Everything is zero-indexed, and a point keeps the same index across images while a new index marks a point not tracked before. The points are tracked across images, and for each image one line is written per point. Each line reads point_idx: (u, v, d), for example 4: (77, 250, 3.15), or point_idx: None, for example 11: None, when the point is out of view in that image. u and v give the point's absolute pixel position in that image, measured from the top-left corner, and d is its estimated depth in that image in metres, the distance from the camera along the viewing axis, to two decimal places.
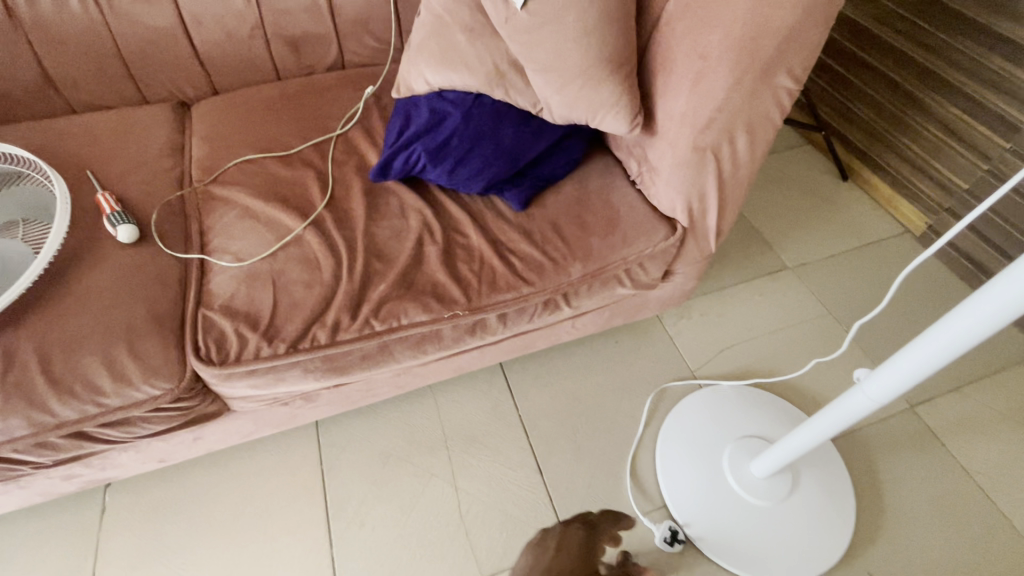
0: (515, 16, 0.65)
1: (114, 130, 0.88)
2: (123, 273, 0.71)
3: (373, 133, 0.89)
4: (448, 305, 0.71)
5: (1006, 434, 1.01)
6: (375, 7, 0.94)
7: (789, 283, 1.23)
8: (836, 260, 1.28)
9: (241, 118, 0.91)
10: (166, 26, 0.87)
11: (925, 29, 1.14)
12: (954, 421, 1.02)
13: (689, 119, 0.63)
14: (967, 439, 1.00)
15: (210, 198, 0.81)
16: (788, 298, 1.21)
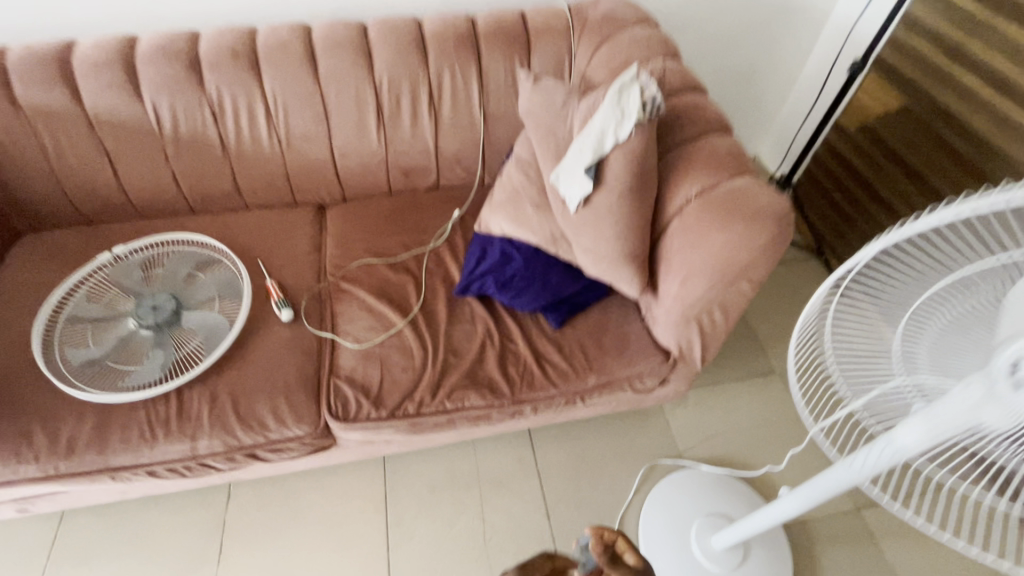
0: (568, 212, 0.94)
1: (276, 226, 1.23)
2: (284, 345, 1.05)
3: (456, 250, 1.20)
4: (498, 396, 1.01)
5: (933, 544, 1.22)
6: (468, 151, 1.26)
7: (775, 386, 1.48)
8: None
9: (363, 225, 1.24)
10: (321, 157, 1.21)
11: (916, 198, 1.36)
12: (892, 526, 1.25)
13: (680, 299, 0.91)
14: (899, 543, 1.22)
15: (339, 290, 1.14)
16: (772, 399, 1.45)
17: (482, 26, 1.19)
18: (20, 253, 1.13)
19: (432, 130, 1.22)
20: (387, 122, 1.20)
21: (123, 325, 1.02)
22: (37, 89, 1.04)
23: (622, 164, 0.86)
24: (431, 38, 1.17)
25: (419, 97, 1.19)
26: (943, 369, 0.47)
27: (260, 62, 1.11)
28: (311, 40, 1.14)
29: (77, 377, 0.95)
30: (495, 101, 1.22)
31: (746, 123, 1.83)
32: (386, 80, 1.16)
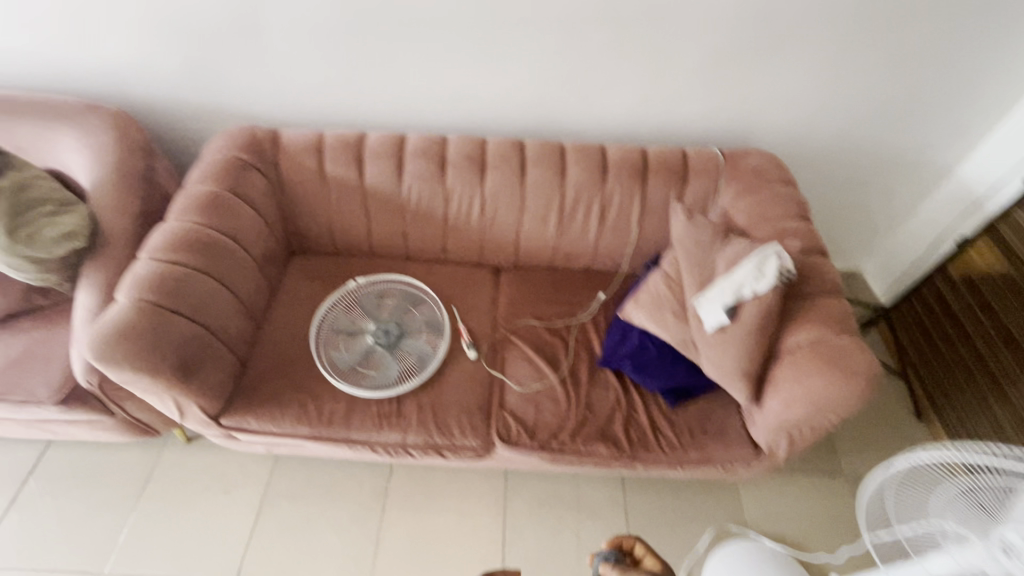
0: (704, 329, 1.26)
1: (466, 281, 1.63)
2: (468, 377, 1.43)
3: (599, 326, 1.54)
4: (620, 450, 1.33)
5: None
6: (620, 250, 1.60)
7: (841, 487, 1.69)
8: None
9: (528, 291, 1.62)
10: (509, 237, 1.60)
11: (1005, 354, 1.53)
12: None
13: (779, 414, 1.20)
14: None
15: (508, 340, 1.51)
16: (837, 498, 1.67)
17: (652, 159, 1.53)
18: (294, 271, 1.59)
19: (596, 231, 1.57)
20: (564, 220, 1.56)
21: (365, 339, 1.44)
22: (338, 166, 1.49)
23: (754, 309, 1.17)
24: (612, 164, 1.52)
25: (592, 206, 1.54)
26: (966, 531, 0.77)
27: (486, 166, 1.52)
28: (524, 154, 1.54)
29: (337, 372, 1.38)
30: (650, 217, 1.55)
31: (855, 244, 2.04)
32: (571, 192, 1.53)
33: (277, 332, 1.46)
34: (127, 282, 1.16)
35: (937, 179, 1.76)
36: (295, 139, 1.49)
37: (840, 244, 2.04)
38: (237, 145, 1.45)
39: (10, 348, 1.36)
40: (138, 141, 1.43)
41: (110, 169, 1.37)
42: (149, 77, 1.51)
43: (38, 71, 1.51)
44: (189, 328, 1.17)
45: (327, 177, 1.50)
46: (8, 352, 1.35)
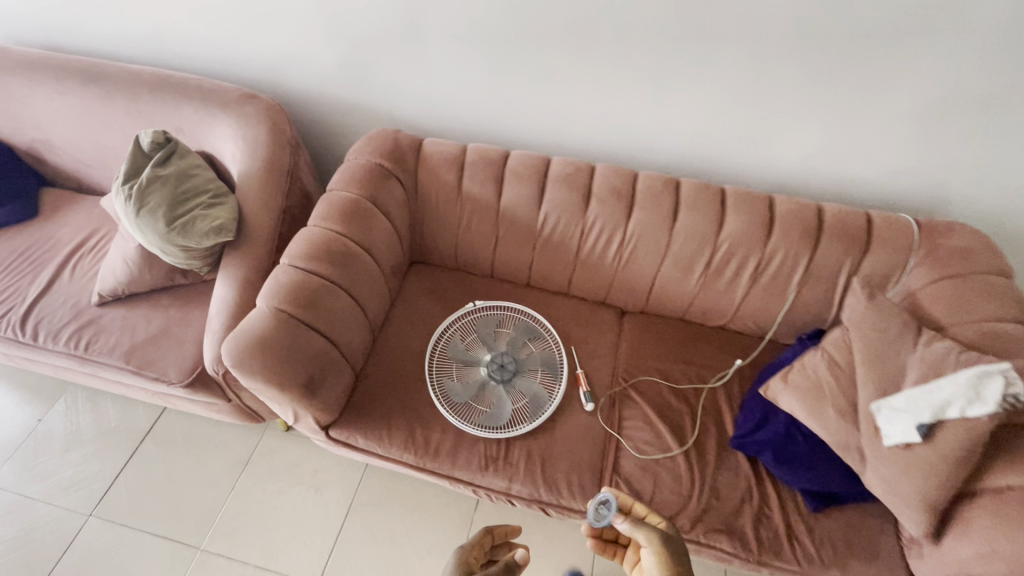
0: (880, 442, 1.08)
1: (587, 320, 1.51)
2: (582, 430, 1.32)
3: (733, 397, 1.37)
4: (747, 551, 1.17)
5: None
6: (767, 315, 1.42)
7: None
8: None
9: (654, 343, 1.47)
10: (644, 282, 1.45)
11: None
12: None
13: (967, 563, 1.00)
14: None
15: (628, 396, 1.38)
16: None
17: (828, 220, 1.32)
18: (413, 282, 1.54)
19: (745, 290, 1.39)
20: (710, 273, 1.39)
21: (479, 370, 1.37)
22: (477, 183, 1.41)
23: (959, 436, 0.99)
24: (780, 220, 1.33)
25: (747, 263, 1.36)
26: None
27: (634, 203, 1.38)
28: (677, 194, 1.38)
29: (448, 402, 1.32)
30: (814, 285, 1.35)
31: None
32: (726, 245, 1.35)
33: (391, 347, 1.42)
34: (267, 288, 1.14)
35: None
36: (436, 149, 1.42)
37: None
38: (379, 150, 1.39)
39: (151, 323, 1.42)
40: (287, 135, 1.43)
41: (260, 162, 1.37)
42: (304, 69, 1.50)
43: (206, 54, 1.55)
44: (320, 343, 1.14)
45: (464, 193, 1.43)
46: (148, 327, 1.41)
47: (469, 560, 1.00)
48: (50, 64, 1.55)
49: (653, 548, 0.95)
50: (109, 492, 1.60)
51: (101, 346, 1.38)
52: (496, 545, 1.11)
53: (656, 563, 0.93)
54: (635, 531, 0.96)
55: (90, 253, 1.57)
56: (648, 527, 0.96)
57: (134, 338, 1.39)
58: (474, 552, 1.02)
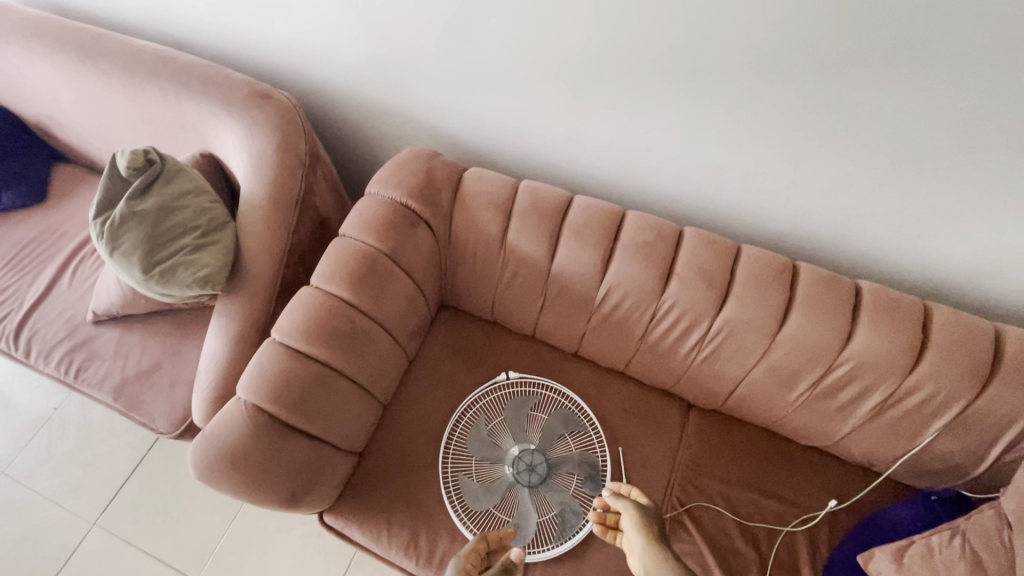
0: None
1: (642, 414, 1.22)
2: (618, 564, 1.08)
3: (817, 551, 1.08)
4: None
5: None
6: (883, 453, 1.08)
7: None
8: None
9: (723, 457, 1.18)
10: (723, 384, 1.14)
11: None
12: None
13: None
14: None
15: (681, 526, 1.11)
16: None
17: (1008, 356, 0.94)
18: (438, 336, 1.30)
19: (861, 421, 1.06)
20: (817, 393, 1.06)
21: (502, 468, 1.13)
22: (526, 239, 1.10)
23: None
24: (934, 346, 0.97)
25: (872, 392, 1.02)
26: None
27: (729, 292, 1.04)
28: (790, 288, 1.03)
29: (461, 507, 1.10)
30: (963, 436, 0.99)
31: None
32: (847, 365, 1.01)
33: (404, 419, 1.20)
34: (247, 374, 0.92)
35: None
36: (480, 188, 1.12)
37: None
38: (408, 185, 1.10)
39: (144, 355, 1.25)
40: (300, 152, 1.15)
41: (264, 189, 1.11)
42: (331, 63, 1.20)
43: (219, 33, 1.27)
44: (306, 448, 0.93)
45: (508, 249, 1.13)
46: (141, 359, 1.25)
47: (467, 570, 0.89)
48: (47, 27, 1.31)
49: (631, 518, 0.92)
50: (113, 501, 1.54)
51: (92, 375, 1.25)
52: (490, 554, 0.97)
53: (634, 530, 0.90)
54: (616, 502, 0.94)
55: (93, 254, 1.41)
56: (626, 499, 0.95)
57: (125, 372, 1.24)
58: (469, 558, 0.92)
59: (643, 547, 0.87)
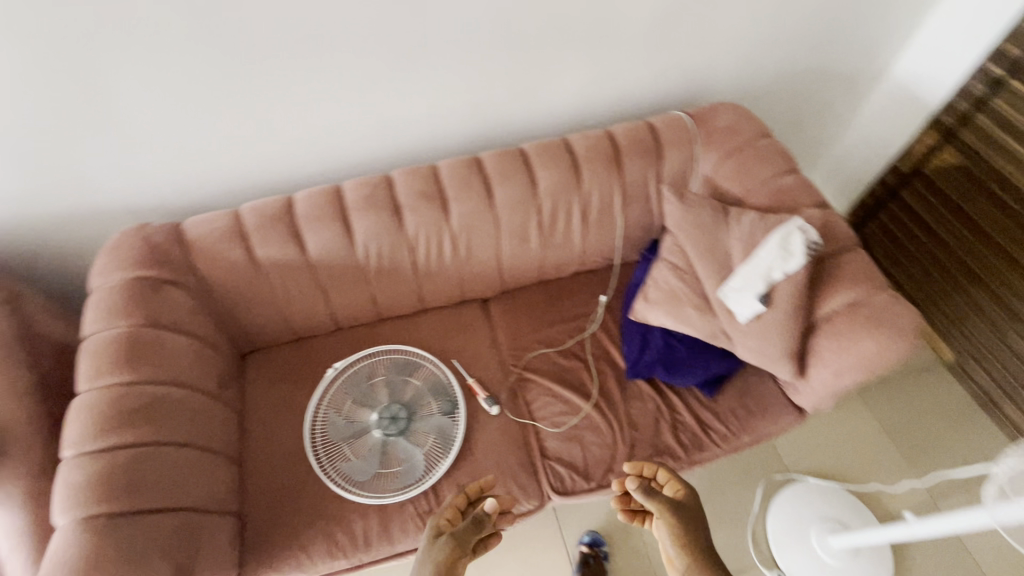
0: (737, 320, 1.20)
1: (455, 327, 1.44)
2: (499, 436, 1.29)
3: (611, 333, 1.44)
4: (677, 459, 1.28)
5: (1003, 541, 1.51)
6: (609, 245, 1.47)
7: (854, 402, 1.76)
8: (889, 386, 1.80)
9: (526, 317, 1.46)
10: (491, 267, 1.41)
11: (975, 243, 1.61)
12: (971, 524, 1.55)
13: (828, 384, 1.17)
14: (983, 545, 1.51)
15: (525, 380, 1.38)
16: (853, 413, 1.74)
17: (621, 142, 1.38)
18: (256, 377, 1.33)
19: (582, 234, 1.43)
20: (545, 232, 1.40)
21: (371, 435, 1.22)
22: (271, 247, 1.21)
23: (789, 292, 1.13)
24: (582, 159, 1.36)
25: (572, 210, 1.39)
26: None
27: (446, 198, 1.31)
28: (482, 173, 1.33)
29: (355, 486, 1.18)
30: (634, 203, 1.42)
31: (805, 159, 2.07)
32: (546, 202, 1.36)
33: (264, 461, 1.22)
34: (58, 500, 0.88)
35: (872, 83, 1.78)
36: (204, 230, 1.18)
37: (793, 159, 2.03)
38: (133, 259, 1.12)
39: None
40: None
41: None
42: None
43: None
44: (165, 523, 0.93)
45: (265, 265, 1.22)
46: None
47: (438, 527, 0.98)
48: None
49: (664, 515, 0.94)
50: None
51: None
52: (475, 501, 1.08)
53: (672, 535, 0.93)
54: (648, 501, 0.94)
55: None
56: (660, 497, 0.95)
57: None
58: (447, 515, 1.02)
59: (685, 554, 0.91)
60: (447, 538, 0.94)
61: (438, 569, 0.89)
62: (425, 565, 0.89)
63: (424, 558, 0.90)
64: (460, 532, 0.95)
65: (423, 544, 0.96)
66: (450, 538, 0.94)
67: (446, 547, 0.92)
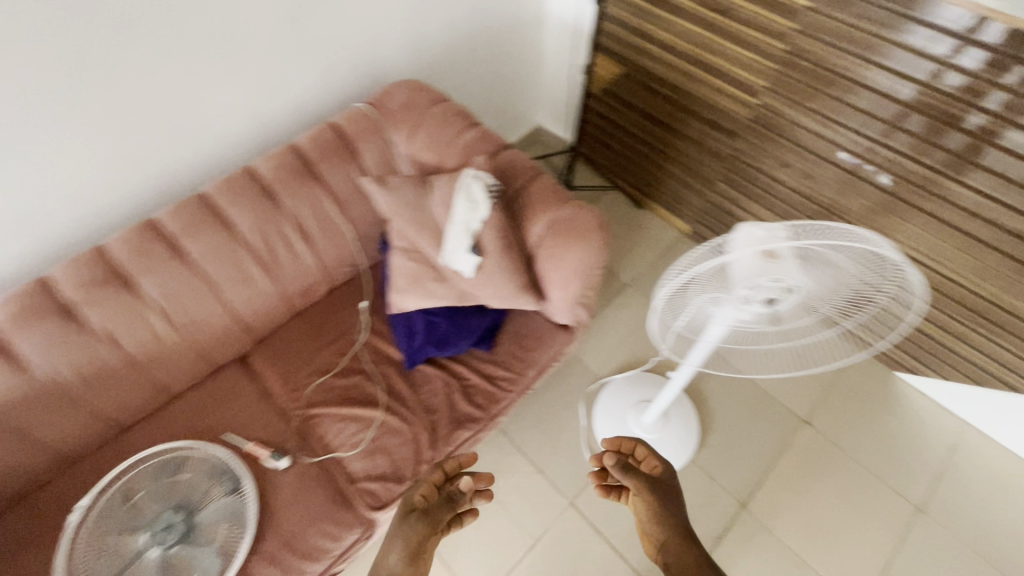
0: (466, 277, 1.23)
1: (218, 398, 1.32)
2: (298, 486, 1.22)
3: (383, 334, 1.43)
4: (479, 421, 1.33)
5: None
6: (345, 251, 1.42)
7: (633, 296, 2.00)
8: (654, 271, 2.07)
9: (292, 356, 1.39)
10: (227, 323, 1.31)
11: (661, 133, 1.90)
12: None
13: (565, 298, 1.29)
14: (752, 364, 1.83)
15: (311, 418, 1.31)
16: (635, 306, 1.98)
17: (308, 151, 1.34)
18: None
19: (310, 252, 1.37)
20: (269, 265, 1.32)
21: (145, 558, 1.06)
22: None
23: (491, 235, 1.18)
24: (272, 182, 1.30)
25: (287, 234, 1.33)
26: (779, 293, 0.87)
27: (130, 276, 1.18)
28: (164, 235, 1.22)
29: None
30: (349, 203, 1.38)
31: (526, 105, 2.27)
32: (252, 237, 1.28)
33: None
34: None
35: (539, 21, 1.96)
36: None
37: (515, 109, 2.21)
38: None
39: None
40: None
41: None
42: None
43: None
44: None
45: None
46: None
47: (411, 504, 1.09)
48: None
49: (641, 490, 1.16)
50: None
51: None
52: (452, 476, 1.15)
53: (643, 506, 1.15)
54: (626, 477, 1.17)
55: None
56: (637, 474, 1.17)
57: None
58: (421, 490, 1.11)
59: (658, 526, 1.14)
60: (421, 517, 1.06)
61: (405, 553, 1.03)
62: (392, 547, 1.04)
63: (395, 540, 1.04)
64: (432, 515, 1.07)
65: (395, 518, 1.08)
66: (419, 521, 1.06)
67: (416, 528, 1.05)
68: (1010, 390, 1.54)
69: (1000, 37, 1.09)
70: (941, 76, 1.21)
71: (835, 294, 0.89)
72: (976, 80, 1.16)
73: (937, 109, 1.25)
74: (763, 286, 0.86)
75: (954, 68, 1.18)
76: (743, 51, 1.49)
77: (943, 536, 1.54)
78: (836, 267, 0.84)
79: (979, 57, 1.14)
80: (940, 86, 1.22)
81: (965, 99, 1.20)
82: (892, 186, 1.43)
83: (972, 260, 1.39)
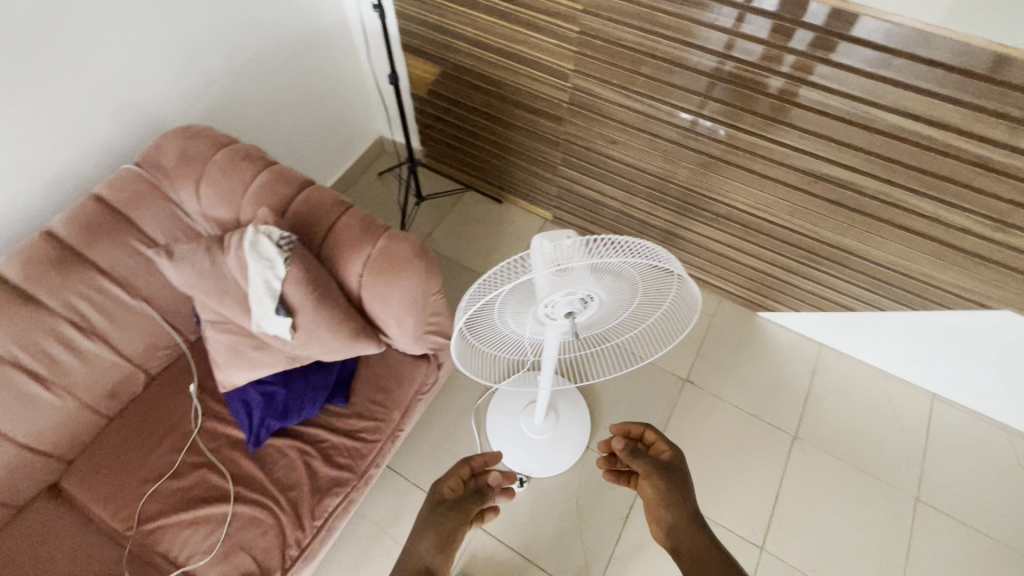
0: (288, 340, 1.11)
1: (24, 543, 1.11)
2: None
3: (221, 414, 1.27)
4: (346, 483, 1.22)
5: None
6: (154, 333, 1.26)
7: None
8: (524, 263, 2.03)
9: (115, 468, 1.20)
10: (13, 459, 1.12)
11: (497, 126, 1.84)
12: None
13: (406, 334, 1.21)
14: None
15: (149, 534, 1.14)
16: None
17: (67, 233, 1.14)
18: None
19: (104, 346, 1.18)
20: (49, 376, 1.12)
21: None
22: None
23: (300, 292, 1.07)
24: (26, 280, 1.09)
25: (64, 334, 1.13)
26: (579, 304, 0.85)
27: None
28: None
29: None
30: (139, 280, 1.21)
31: (363, 117, 2.09)
32: (15, 349, 1.08)
33: None
34: None
35: (345, 30, 1.81)
36: None
37: (351, 125, 2.04)
38: None
39: None
40: None
41: None
42: None
43: None
44: None
45: None
46: None
47: (440, 496, 1.07)
48: None
49: (652, 477, 1.04)
50: None
51: None
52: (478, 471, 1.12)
53: (654, 493, 1.03)
54: (633, 461, 1.06)
55: None
56: (644, 459, 1.05)
57: None
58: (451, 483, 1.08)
59: (661, 512, 1.02)
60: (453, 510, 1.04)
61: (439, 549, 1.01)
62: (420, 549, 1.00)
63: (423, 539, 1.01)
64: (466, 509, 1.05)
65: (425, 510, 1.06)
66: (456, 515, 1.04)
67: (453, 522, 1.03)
68: (846, 310, 1.68)
69: (778, 3, 1.13)
70: (734, 45, 1.24)
71: (629, 294, 0.89)
72: (770, 48, 1.20)
73: (744, 78, 1.28)
74: (563, 299, 0.83)
75: (743, 36, 1.22)
76: (553, 41, 1.46)
77: (818, 456, 1.66)
78: (626, 277, 0.82)
79: (765, 26, 1.18)
80: (736, 55, 1.25)
81: (766, 66, 1.24)
82: (707, 148, 1.47)
83: (787, 204, 1.46)
